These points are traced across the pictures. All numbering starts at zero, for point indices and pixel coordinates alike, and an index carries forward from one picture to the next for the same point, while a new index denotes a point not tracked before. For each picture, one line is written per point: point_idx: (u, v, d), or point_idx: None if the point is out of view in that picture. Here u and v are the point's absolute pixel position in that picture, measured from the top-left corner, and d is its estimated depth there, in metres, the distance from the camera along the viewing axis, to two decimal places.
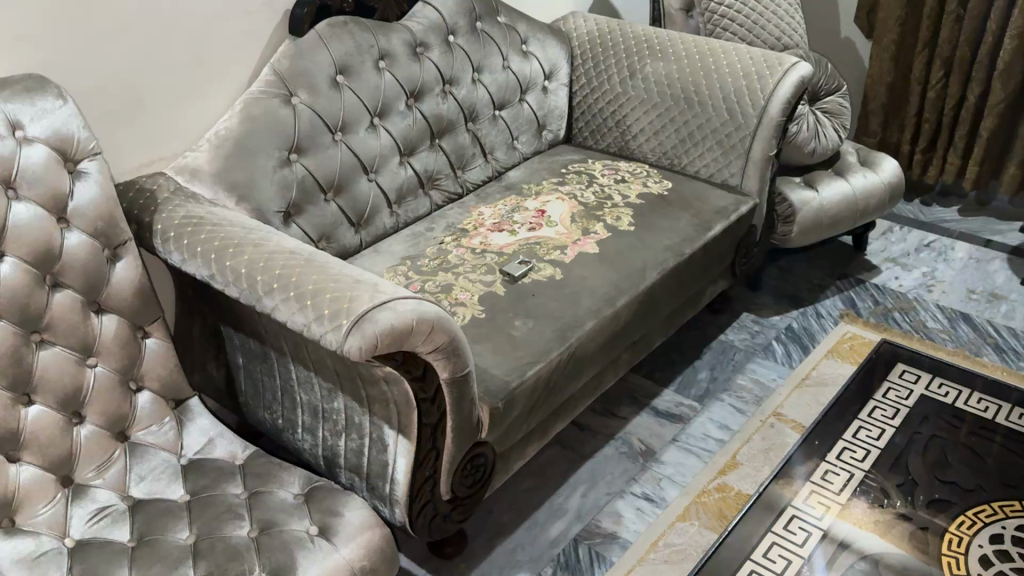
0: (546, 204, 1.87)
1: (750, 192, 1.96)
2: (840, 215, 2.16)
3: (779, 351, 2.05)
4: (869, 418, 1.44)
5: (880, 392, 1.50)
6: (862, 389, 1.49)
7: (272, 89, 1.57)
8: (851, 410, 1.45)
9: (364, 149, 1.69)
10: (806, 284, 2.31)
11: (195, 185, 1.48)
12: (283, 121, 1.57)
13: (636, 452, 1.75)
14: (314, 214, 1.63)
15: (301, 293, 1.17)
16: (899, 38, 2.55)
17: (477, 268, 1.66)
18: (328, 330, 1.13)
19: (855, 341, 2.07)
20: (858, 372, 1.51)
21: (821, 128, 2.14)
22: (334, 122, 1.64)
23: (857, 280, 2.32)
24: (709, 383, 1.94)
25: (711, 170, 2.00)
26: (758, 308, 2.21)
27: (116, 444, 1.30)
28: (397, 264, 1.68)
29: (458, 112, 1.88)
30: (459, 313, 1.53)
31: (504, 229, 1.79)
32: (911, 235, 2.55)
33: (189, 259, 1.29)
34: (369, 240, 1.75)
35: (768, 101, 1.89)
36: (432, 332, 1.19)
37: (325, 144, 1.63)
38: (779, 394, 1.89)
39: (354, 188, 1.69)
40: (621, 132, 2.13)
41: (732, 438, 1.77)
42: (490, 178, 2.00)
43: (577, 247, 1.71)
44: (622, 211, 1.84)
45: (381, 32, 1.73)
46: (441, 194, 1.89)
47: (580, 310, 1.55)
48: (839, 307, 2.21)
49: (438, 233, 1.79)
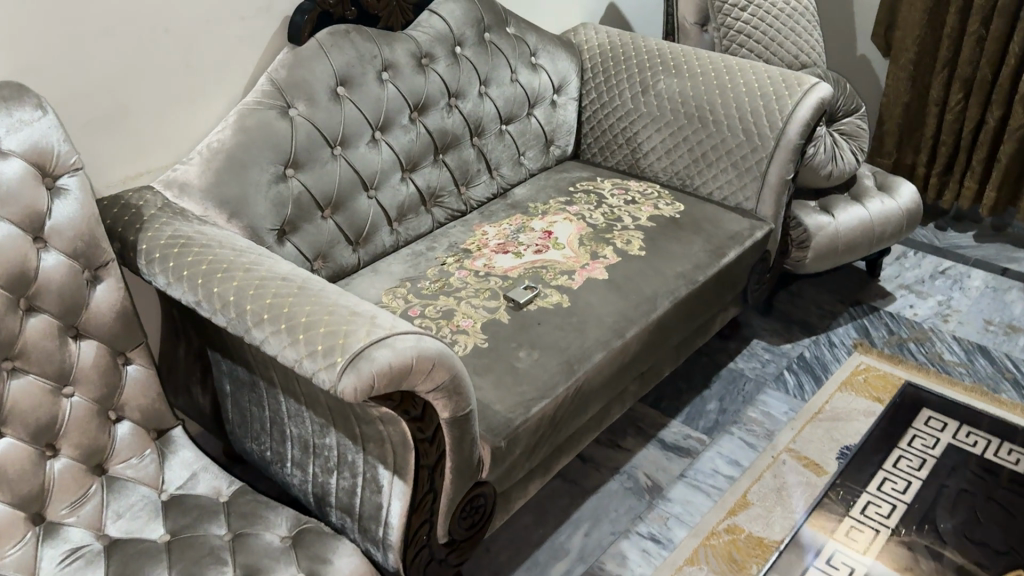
0: (553, 224, 1.79)
1: (765, 216, 1.88)
2: (856, 242, 2.09)
3: (791, 382, 1.98)
4: (894, 469, 1.36)
5: (906, 440, 1.41)
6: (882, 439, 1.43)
7: (267, 99, 1.49)
8: (874, 460, 1.38)
9: (364, 164, 1.61)
10: (818, 310, 2.24)
11: (184, 201, 1.40)
12: (280, 134, 1.49)
13: (642, 488, 1.67)
14: (310, 232, 1.55)
15: (292, 325, 1.09)
16: (917, 58, 2.48)
17: (480, 292, 1.57)
18: (321, 368, 1.04)
19: (869, 373, 2.00)
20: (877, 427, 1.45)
21: (838, 151, 2.06)
22: (333, 136, 1.56)
23: (870, 307, 2.25)
24: (718, 414, 1.86)
25: (725, 193, 1.92)
26: (768, 335, 2.14)
27: (91, 478, 1.22)
28: (396, 286, 1.60)
29: (463, 126, 1.80)
30: (460, 341, 1.45)
31: (509, 250, 1.70)
32: (925, 261, 2.48)
33: (174, 283, 1.21)
34: (366, 259, 1.67)
35: (786, 123, 1.82)
36: (433, 369, 1.11)
37: (323, 159, 1.55)
38: (792, 429, 1.82)
39: (353, 205, 1.61)
40: (631, 149, 2.05)
41: (743, 475, 1.70)
42: (495, 196, 1.93)
43: (585, 273, 1.63)
44: (632, 234, 1.76)
45: (385, 42, 1.64)
46: (444, 211, 1.81)
47: (587, 341, 1.47)
48: (852, 336, 2.14)
49: (439, 253, 1.71)
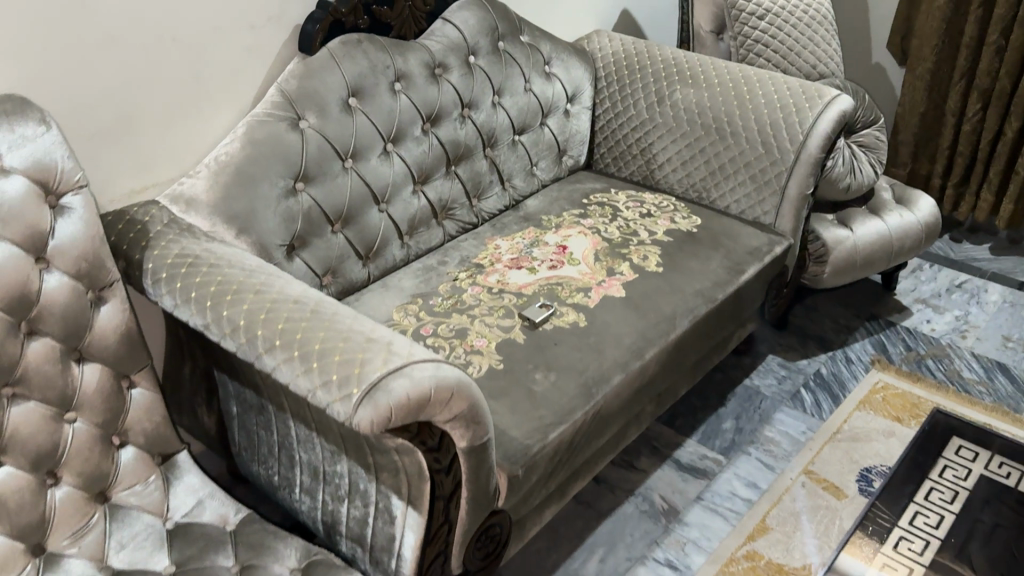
0: (567, 238, 1.75)
1: (784, 231, 1.84)
2: (874, 257, 2.05)
3: (808, 400, 1.94)
4: (926, 501, 1.31)
5: (937, 470, 1.36)
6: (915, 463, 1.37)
7: (277, 111, 1.45)
8: (905, 492, 1.33)
9: (375, 177, 1.57)
10: (833, 324, 2.20)
11: (191, 216, 1.36)
12: (290, 147, 1.45)
13: (658, 511, 1.64)
14: (319, 248, 1.50)
15: (305, 353, 1.05)
16: (934, 67, 2.44)
17: (494, 310, 1.53)
18: (336, 399, 1.00)
19: (887, 391, 1.96)
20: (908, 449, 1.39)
21: (857, 163, 2.01)
22: (344, 149, 1.52)
23: (886, 323, 2.21)
24: (734, 434, 1.83)
25: (742, 207, 1.88)
26: (783, 350, 2.10)
27: (93, 507, 1.17)
28: (408, 302, 1.56)
29: (476, 137, 1.75)
30: (474, 362, 1.41)
31: (523, 265, 1.66)
32: (941, 274, 2.43)
33: (181, 304, 1.17)
34: (376, 274, 1.62)
35: (807, 136, 1.77)
36: (451, 399, 1.06)
37: (334, 172, 1.51)
38: (810, 451, 1.78)
39: (363, 219, 1.57)
40: (645, 160, 2.01)
41: (761, 499, 1.66)
42: (507, 207, 1.88)
43: (602, 290, 1.58)
44: (649, 249, 1.71)
45: (398, 52, 1.60)
46: (455, 224, 1.77)
47: (606, 362, 1.42)
48: (869, 352, 2.10)
49: (451, 268, 1.66)
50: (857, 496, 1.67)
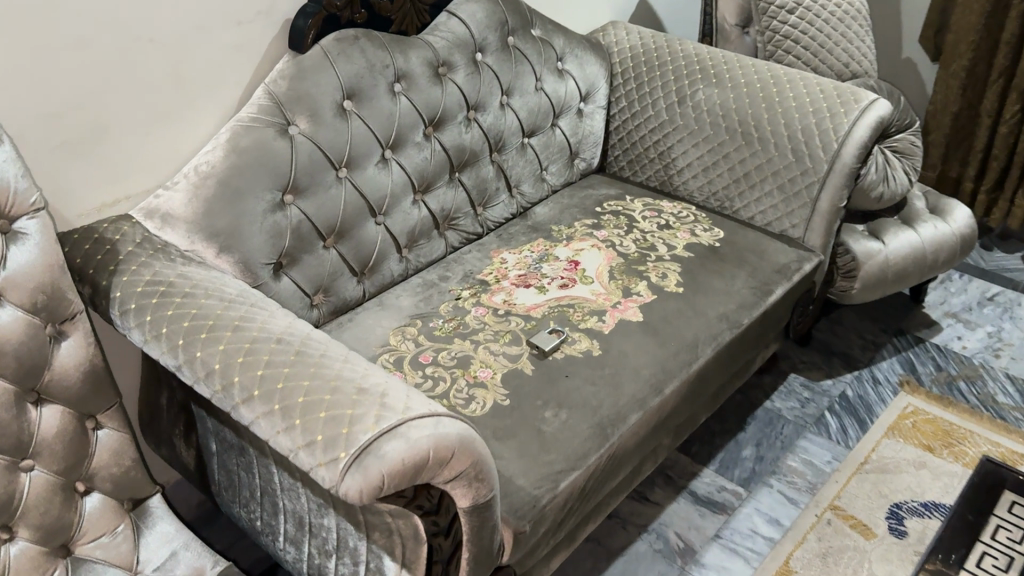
0: (579, 252, 1.61)
1: (812, 246, 1.70)
2: (906, 270, 1.92)
3: (833, 426, 1.82)
4: (978, 569, 1.15)
5: (989, 531, 1.20)
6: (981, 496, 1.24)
7: (264, 114, 1.32)
8: (954, 557, 1.17)
9: (372, 187, 1.44)
10: (858, 340, 2.07)
11: (167, 233, 1.25)
12: (278, 155, 1.32)
13: (673, 550, 1.53)
14: (309, 265, 1.38)
15: (286, 406, 0.92)
16: (971, 65, 2.28)
17: (499, 336, 1.40)
18: (320, 464, 0.88)
19: (917, 417, 1.83)
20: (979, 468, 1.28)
21: (890, 170, 1.87)
22: (338, 156, 1.38)
23: (915, 339, 2.08)
24: (754, 463, 1.72)
25: (768, 218, 1.75)
26: (806, 369, 1.98)
27: (54, 562, 1.06)
28: (406, 323, 1.43)
29: (483, 141, 1.61)
30: (478, 398, 1.28)
31: (531, 283, 1.53)
32: (972, 285, 2.30)
33: (152, 340, 1.05)
34: (372, 291, 1.50)
35: (842, 144, 1.63)
36: (453, 459, 0.94)
37: (326, 183, 1.38)
38: (836, 483, 1.66)
39: (360, 232, 1.44)
40: (664, 165, 1.87)
41: (783, 538, 1.55)
42: (515, 215, 1.75)
43: (617, 314, 1.45)
44: (668, 266, 1.58)
45: (398, 49, 1.46)
46: (458, 235, 1.64)
47: (622, 399, 1.30)
48: (897, 372, 1.98)
49: (454, 284, 1.54)
50: (888, 536, 1.56)
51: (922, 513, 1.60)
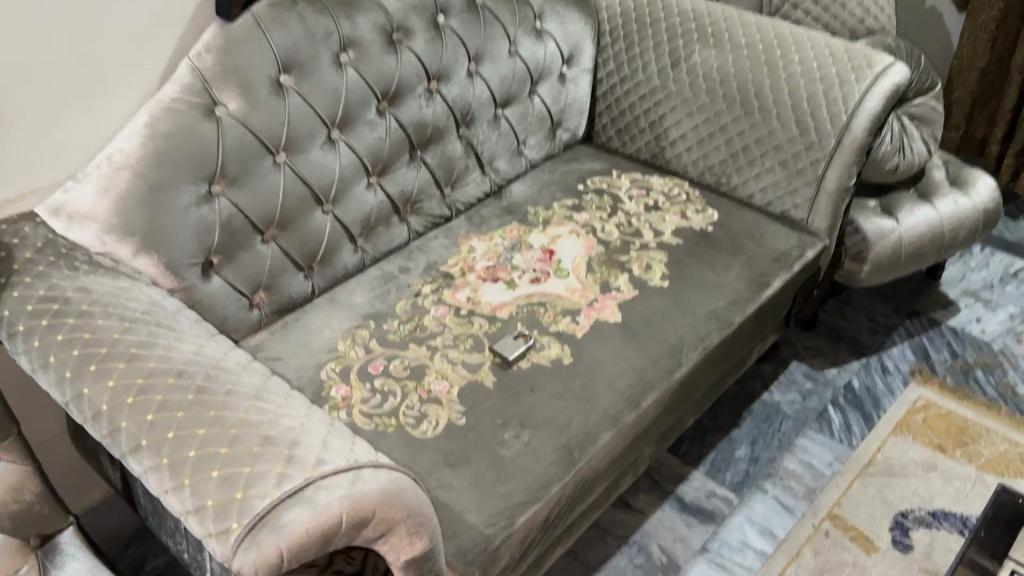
0: (555, 240, 1.45)
1: (816, 229, 1.54)
2: (922, 250, 1.75)
3: (836, 422, 1.67)
4: None
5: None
6: (994, 532, 1.10)
7: (186, 94, 1.15)
8: None
9: (316, 173, 1.28)
10: (868, 323, 1.92)
11: (75, 232, 1.10)
12: (203, 142, 1.16)
13: (655, 566, 1.41)
14: (245, 263, 1.24)
15: (176, 461, 0.79)
16: (1002, 16, 2.07)
17: (459, 340, 1.25)
18: (210, 535, 0.75)
19: (928, 412, 1.69)
20: (992, 499, 1.12)
21: (907, 140, 1.68)
22: (274, 140, 1.23)
23: (929, 321, 1.92)
24: (748, 465, 1.58)
25: (767, 197, 1.57)
26: (809, 356, 1.83)
27: None
28: (357, 325, 1.29)
29: (447, 114, 1.45)
30: (430, 416, 1.14)
31: (500, 277, 1.38)
32: (995, 259, 2.12)
33: (39, 370, 0.92)
34: (322, 286, 1.36)
35: (852, 116, 1.44)
36: (374, 519, 0.81)
37: (262, 171, 1.23)
38: (836, 489, 1.53)
39: (304, 223, 1.29)
40: (655, 135, 1.69)
41: (776, 552, 1.42)
42: (488, 195, 1.59)
43: (593, 314, 1.30)
44: (653, 256, 1.42)
45: (344, 13, 1.28)
46: (423, 220, 1.49)
47: (593, 416, 1.15)
48: (908, 359, 1.82)
49: (414, 277, 1.39)
50: (891, 550, 1.42)
51: (930, 524, 1.47)
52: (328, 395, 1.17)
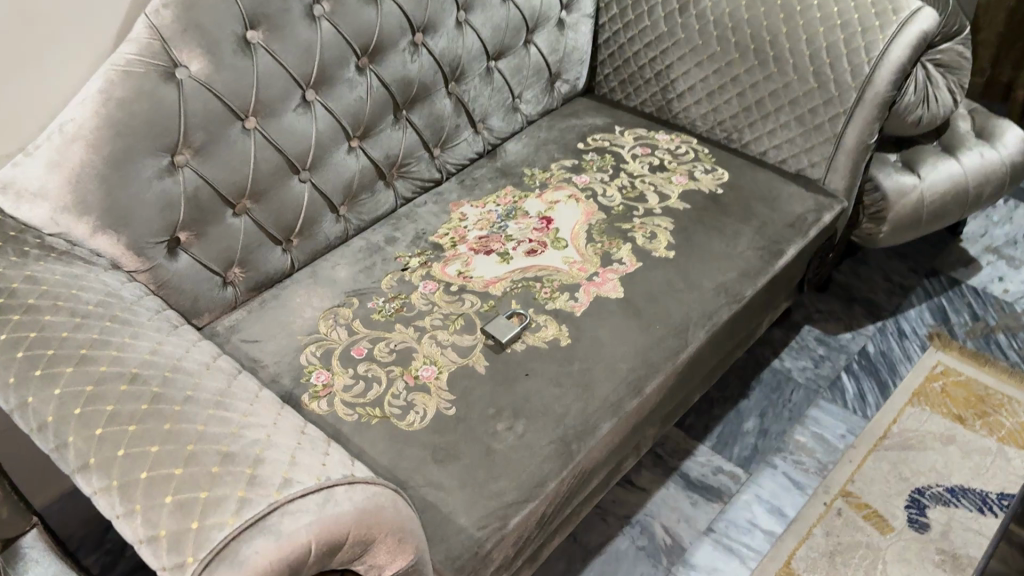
0: (553, 206, 1.36)
1: (833, 189, 1.43)
2: (945, 207, 1.64)
3: (849, 390, 1.59)
4: None
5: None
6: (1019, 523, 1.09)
7: (144, 56, 1.03)
8: None
9: (291, 139, 1.18)
10: (884, 283, 1.82)
11: (25, 210, 1.00)
12: (164, 109, 1.05)
13: (658, 548, 1.34)
14: (215, 239, 1.15)
15: (126, 483, 0.71)
16: None
17: (449, 320, 1.16)
18: (164, 568, 0.67)
19: (947, 379, 1.61)
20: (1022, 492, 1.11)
21: (933, 91, 1.55)
22: (241, 103, 1.12)
23: (949, 281, 1.83)
24: (757, 438, 1.51)
25: (781, 154, 1.46)
26: (822, 320, 1.74)
27: None
28: (340, 303, 1.20)
29: (434, 70, 1.33)
30: (417, 406, 1.06)
31: (493, 248, 1.28)
32: (1019, 212, 2.01)
33: None
34: (303, 259, 1.27)
35: (875, 67, 1.32)
36: (348, 542, 0.73)
37: (231, 138, 1.12)
38: (849, 464, 1.46)
39: (279, 193, 1.20)
40: (661, 87, 1.57)
41: (786, 533, 1.36)
42: (482, 154, 1.49)
43: (594, 290, 1.21)
44: (657, 222, 1.32)
45: None
46: (410, 184, 1.38)
47: (592, 403, 1.07)
48: (926, 322, 1.73)
49: (401, 248, 1.29)
50: (906, 530, 1.36)
51: (948, 502, 1.40)
52: (307, 382, 1.09)
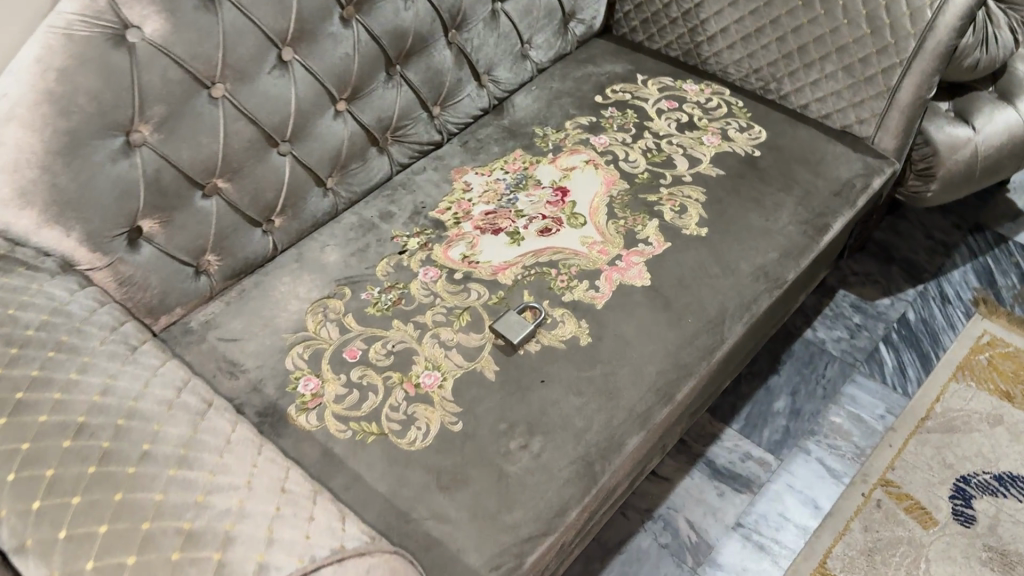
0: (568, 175, 1.21)
1: (883, 149, 1.27)
2: (999, 161, 1.47)
3: (888, 364, 1.47)
4: None
5: None
6: None
7: (88, 16, 0.85)
8: None
9: (267, 107, 1.02)
10: (924, 241, 1.67)
11: None
12: (115, 79, 0.88)
13: (682, 546, 1.24)
14: (183, 225, 1.00)
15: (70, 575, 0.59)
16: None
17: (454, 315, 1.03)
18: None
19: (994, 351, 1.48)
20: None
21: (994, 33, 1.37)
22: (207, 69, 0.95)
23: (995, 238, 1.68)
24: (788, 420, 1.39)
25: (825, 108, 1.30)
26: (858, 283, 1.60)
27: None
28: (330, 294, 1.06)
29: (431, 18, 1.16)
30: (418, 420, 0.93)
31: (501, 226, 1.13)
32: None
33: None
34: (287, 240, 1.13)
35: (937, 13, 1.14)
36: None
37: (196, 109, 0.96)
38: (888, 449, 1.35)
39: (256, 169, 1.04)
40: (688, 29, 1.39)
41: (821, 529, 1.25)
42: (488, 110, 1.32)
43: (617, 276, 1.07)
44: (687, 193, 1.17)
45: None
46: (407, 149, 1.23)
47: (618, 415, 0.94)
48: (971, 286, 1.60)
49: (398, 226, 1.15)
50: (951, 524, 1.25)
51: (996, 491, 1.29)
52: (294, 391, 0.96)
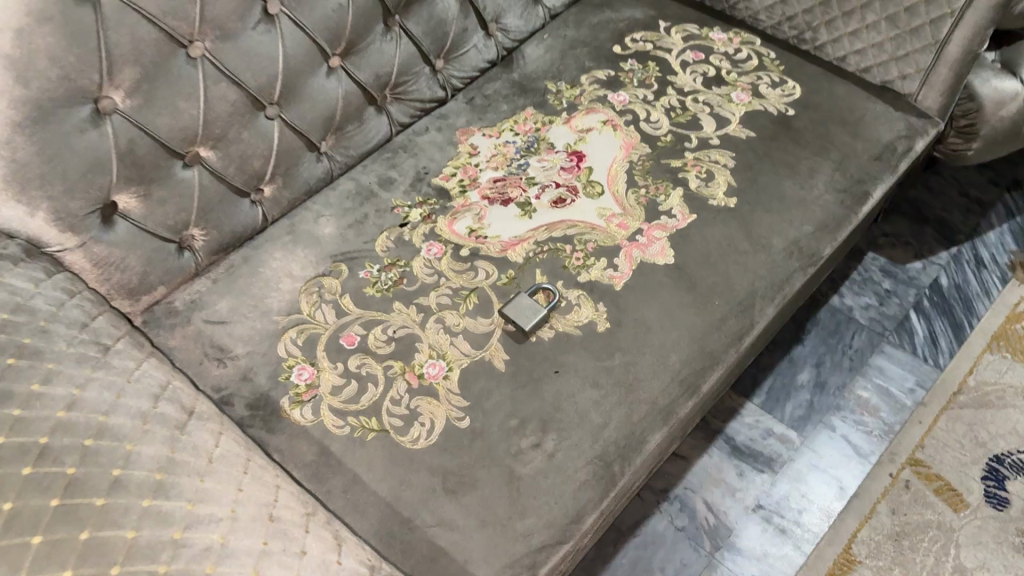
0: (584, 137, 1.11)
1: (927, 108, 1.16)
2: None
3: (919, 333, 1.39)
4: None
5: None
6: None
7: None
8: None
9: (252, 67, 0.92)
10: (960, 199, 1.57)
11: None
12: (80, 39, 0.78)
13: (700, 529, 1.19)
14: (163, 199, 0.91)
15: None
16: None
17: (461, 297, 0.95)
18: None
19: None
20: None
21: None
22: (183, 25, 0.84)
23: None
24: (813, 393, 1.32)
25: (865, 61, 1.18)
26: (888, 245, 1.51)
27: None
28: (325, 272, 0.98)
29: None
30: (422, 416, 0.86)
31: (511, 195, 1.04)
32: None
33: None
34: (279, 210, 1.04)
35: None
36: None
37: (172, 71, 0.86)
38: (918, 426, 1.28)
39: (242, 135, 0.95)
40: None
41: (846, 512, 1.19)
42: (495, 62, 1.21)
43: (637, 253, 0.98)
44: (714, 158, 1.08)
45: None
46: (408, 108, 1.13)
47: (639, 411, 0.87)
48: (1008, 248, 1.50)
49: (399, 194, 1.05)
50: (983, 507, 1.19)
51: None
52: (287, 381, 0.89)
